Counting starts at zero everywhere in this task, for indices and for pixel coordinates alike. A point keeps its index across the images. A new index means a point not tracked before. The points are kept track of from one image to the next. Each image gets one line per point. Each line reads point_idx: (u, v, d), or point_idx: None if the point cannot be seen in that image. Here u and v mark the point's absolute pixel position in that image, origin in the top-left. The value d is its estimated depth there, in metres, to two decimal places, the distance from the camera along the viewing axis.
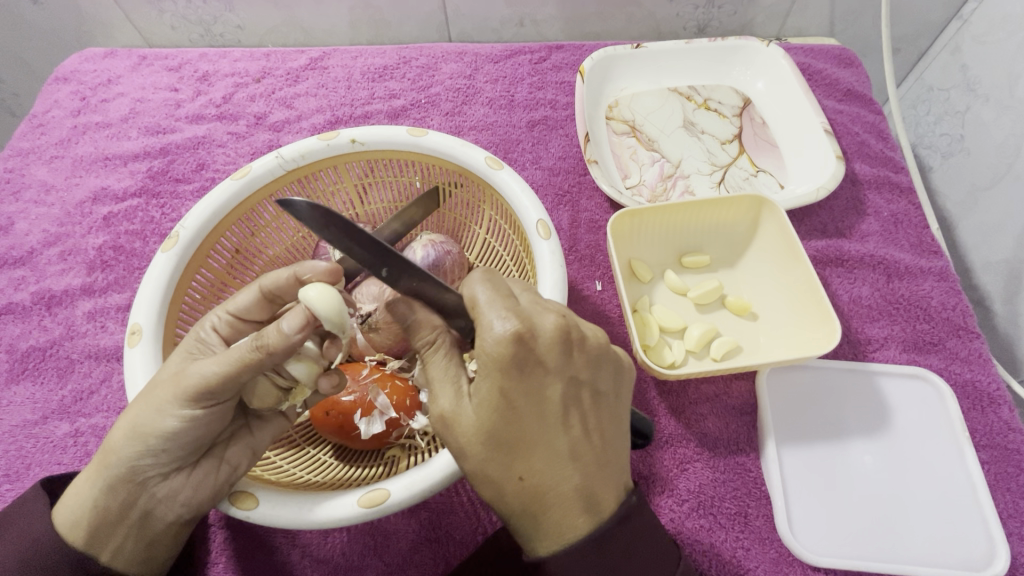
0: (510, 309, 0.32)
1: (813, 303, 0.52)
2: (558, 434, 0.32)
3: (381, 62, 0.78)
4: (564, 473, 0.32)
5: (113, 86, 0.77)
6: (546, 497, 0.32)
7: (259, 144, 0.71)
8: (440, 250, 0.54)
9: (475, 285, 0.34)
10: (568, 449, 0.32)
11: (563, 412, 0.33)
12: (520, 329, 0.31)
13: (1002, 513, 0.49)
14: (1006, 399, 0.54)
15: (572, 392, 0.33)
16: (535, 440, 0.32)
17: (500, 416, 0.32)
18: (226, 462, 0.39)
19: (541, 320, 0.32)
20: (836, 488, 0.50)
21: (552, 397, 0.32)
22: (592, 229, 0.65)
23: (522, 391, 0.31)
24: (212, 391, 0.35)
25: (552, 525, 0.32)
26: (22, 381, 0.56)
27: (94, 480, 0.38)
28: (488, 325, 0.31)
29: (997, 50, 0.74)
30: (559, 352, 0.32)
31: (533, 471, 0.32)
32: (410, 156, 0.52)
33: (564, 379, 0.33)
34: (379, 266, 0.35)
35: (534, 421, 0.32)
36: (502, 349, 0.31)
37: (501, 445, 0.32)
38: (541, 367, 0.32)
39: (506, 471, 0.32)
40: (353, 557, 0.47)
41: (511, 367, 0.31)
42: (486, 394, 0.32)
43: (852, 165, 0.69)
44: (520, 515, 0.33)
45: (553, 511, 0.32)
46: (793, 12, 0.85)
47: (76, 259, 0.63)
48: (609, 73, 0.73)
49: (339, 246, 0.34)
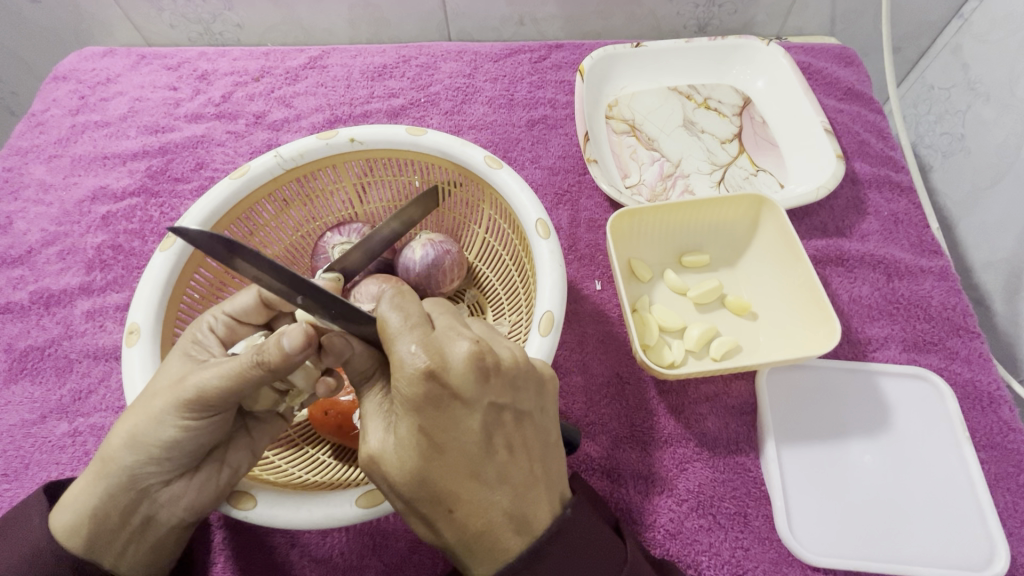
0: (422, 340, 0.31)
1: (813, 302, 0.52)
2: (483, 463, 0.31)
3: (381, 61, 0.78)
4: (491, 500, 0.31)
5: (112, 85, 0.77)
6: (478, 525, 0.31)
7: (258, 143, 0.71)
8: (439, 250, 0.54)
9: (385, 310, 0.32)
10: (495, 475, 0.31)
11: (485, 441, 0.31)
12: (430, 366, 0.30)
13: (1001, 513, 0.49)
14: (1006, 399, 0.54)
15: (494, 418, 0.31)
16: (458, 472, 0.31)
17: (419, 453, 0.31)
18: (227, 466, 0.39)
19: (454, 348, 0.31)
20: (827, 491, 0.50)
21: (470, 427, 0.31)
22: (592, 228, 0.64)
23: (438, 428, 0.31)
24: (210, 399, 0.35)
25: (481, 553, 0.32)
26: (21, 380, 0.56)
27: (93, 488, 0.37)
28: (402, 359, 0.30)
29: (998, 49, 0.74)
30: (472, 381, 0.30)
31: (461, 502, 0.31)
32: (410, 155, 0.52)
33: (484, 409, 0.31)
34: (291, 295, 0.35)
35: (454, 454, 0.31)
36: (416, 388, 0.30)
37: (426, 480, 0.31)
38: (455, 400, 0.30)
39: (433, 504, 0.32)
40: (352, 557, 0.47)
41: (424, 405, 0.30)
42: (405, 432, 0.31)
43: (853, 164, 0.69)
44: (453, 544, 0.32)
45: (485, 537, 0.31)
46: (793, 11, 0.85)
47: (75, 258, 0.63)
48: (609, 71, 0.73)
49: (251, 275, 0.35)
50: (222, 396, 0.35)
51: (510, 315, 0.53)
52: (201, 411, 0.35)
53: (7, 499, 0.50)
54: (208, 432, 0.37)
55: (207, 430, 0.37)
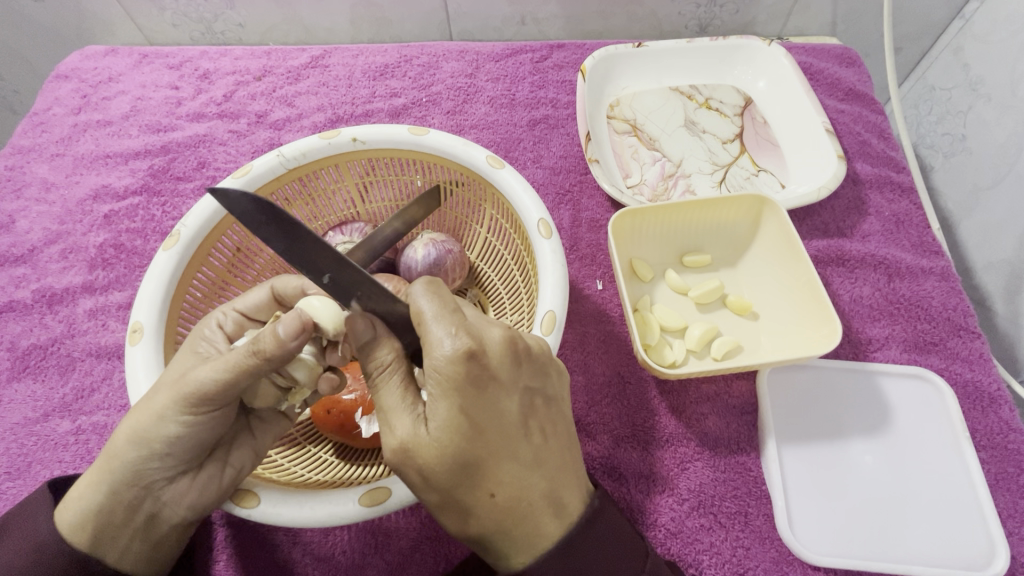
0: (458, 324, 0.31)
1: (814, 302, 0.52)
2: (522, 444, 0.32)
3: (383, 60, 0.78)
4: (531, 480, 0.32)
5: (114, 84, 0.77)
6: (519, 506, 0.31)
7: (259, 143, 0.71)
8: (441, 249, 0.54)
9: (420, 298, 0.32)
10: (531, 457, 0.32)
11: (523, 423, 0.32)
12: (471, 346, 0.30)
13: (1001, 513, 0.50)
14: (1007, 400, 0.55)
15: (528, 401, 0.32)
16: (499, 454, 0.31)
17: (460, 436, 0.30)
18: (230, 465, 0.39)
19: (488, 333, 0.31)
20: (828, 491, 0.50)
21: (508, 408, 0.31)
22: (593, 228, 0.65)
23: (479, 408, 0.30)
24: (212, 394, 0.35)
25: (521, 536, 0.32)
26: (23, 378, 0.56)
27: (97, 485, 0.37)
28: (438, 342, 0.30)
29: (999, 50, 0.74)
30: (509, 362, 0.31)
31: (503, 485, 0.31)
32: (412, 155, 0.52)
33: (519, 391, 0.32)
34: (320, 272, 0.33)
35: (496, 435, 0.31)
36: (457, 368, 0.30)
37: (465, 464, 0.31)
38: (495, 381, 0.31)
39: (475, 490, 0.31)
40: (354, 555, 0.47)
41: (467, 387, 0.30)
42: (445, 415, 0.30)
43: (853, 164, 0.69)
44: (491, 531, 0.32)
45: (526, 519, 0.32)
46: (794, 12, 0.85)
47: (77, 257, 0.63)
48: (611, 71, 0.73)
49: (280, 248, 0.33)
50: (224, 390, 0.35)
51: (512, 315, 0.54)
52: (203, 406, 0.35)
53: (9, 498, 0.50)
54: (210, 428, 0.37)
55: (209, 426, 0.37)
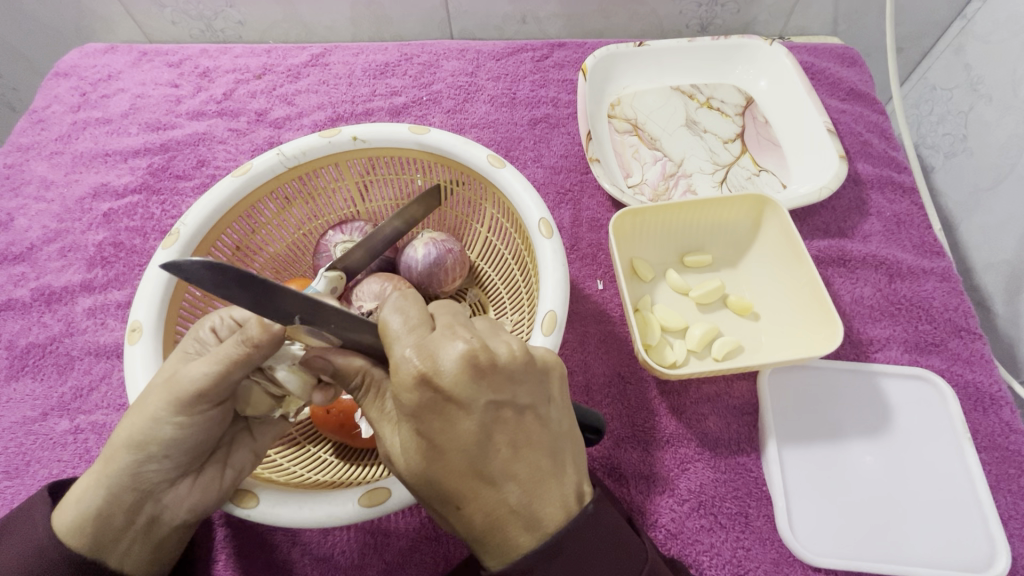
0: (414, 345, 0.31)
1: (815, 302, 0.52)
2: (485, 461, 0.31)
3: (383, 59, 0.77)
4: (496, 496, 0.31)
5: (113, 81, 0.77)
6: (486, 521, 0.31)
7: (259, 141, 0.71)
8: (441, 248, 0.53)
9: (388, 315, 0.33)
10: (497, 473, 0.31)
11: (485, 441, 0.30)
12: (421, 370, 0.30)
13: (1003, 514, 0.49)
14: (1008, 401, 0.55)
15: (493, 417, 0.31)
16: (461, 471, 0.31)
17: (425, 455, 0.31)
18: (230, 467, 0.40)
19: (445, 351, 0.30)
20: (827, 492, 0.50)
21: (470, 427, 0.30)
22: (593, 228, 0.64)
23: (435, 430, 0.30)
24: (208, 390, 0.35)
25: (493, 546, 0.32)
26: (22, 377, 0.56)
27: (95, 489, 0.38)
28: (398, 363, 0.31)
29: (1001, 50, 0.73)
30: (467, 382, 0.30)
31: (468, 499, 0.31)
32: (412, 154, 0.52)
33: (481, 409, 0.30)
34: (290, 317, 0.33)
35: (456, 455, 0.31)
36: (412, 395, 0.30)
37: (432, 477, 0.32)
38: (452, 402, 0.30)
39: (447, 501, 0.32)
40: (353, 555, 0.47)
41: (423, 410, 0.30)
42: (409, 435, 0.32)
43: (855, 164, 0.69)
44: (468, 536, 0.33)
45: (494, 532, 0.31)
46: (796, 11, 0.85)
47: (76, 255, 0.63)
48: (612, 70, 0.72)
49: (247, 303, 0.32)
50: (217, 383, 0.35)
51: (512, 314, 0.53)
52: (200, 403, 0.36)
53: (8, 496, 0.50)
54: (204, 427, 0.37)
55: (205, 423, 0.37)
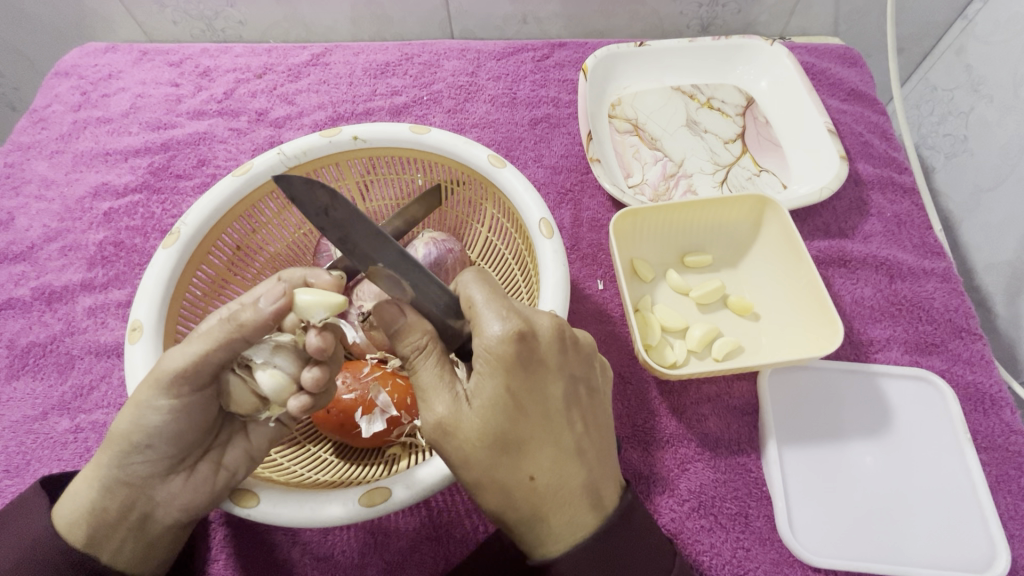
0: (507, 307, 0.33)
1: (816, 302, 0.52)
2: (563, 432, 0.33)
3: (383, 58, 0.77)
4: (571, 470, 0.33)
5: (113, 81, 0.77)
6: (556, 494, 0.32)
7: (260, 141, 0.71)
8: (442, 248, 0.53)
9: (469, 285, 0.34)
10: (573, 446, 0.33)
11: (565, 410, 0.33)
12: (521, 327, 0.32)
13: (1003, 515, 0.49)
14: (1008, 401, 0.55)
15: (571, 389, 0.34)
16: (542, 440, 0.32)
17: (505, 415, 0.32)
18: (224, 467, 0.40)
19: (538, 320, 0.33)
20: (829, 494, 0.50)
21: (554, 393, 0.33)
22: (594, 228, 0.64)
23: (525, 390, 0.32)
24: (192, 373, 0.35)
25: (557, 525, 0.33)
26: (22, 376, 0.56)
27: (90, 482, 0.38)
28: (488, 324, 0.32)
29: (1003, 50, 0.73)
30: (557, 349, 0.33)
31: (543, 469, 0.32)
32: (413, 154, 0.52)
33: (564, 375, 0.33)
34: (374, 260, 0.34)
35: (539, 418, 0.32)
36: (507, 348, 0.31)
37: (511, 441, 0.32)
38: (543, 364, 0.33)
39: (515, 473, 0.32)
40: (354, 555, 0.47)
41: (515, 366, 0.32)
42: (491, 393, 0.32)
43: (856, 165, 0.69)
44: (528, 516, 0.33)
45: (564, 508, 0.32)
46: (797, 11, 0.85)
47: (77, 254, 0.63)
48: (612, 70, 0.72)
49: (335, 241, 0.33)
50: (198, 366, 0.35)
51: None
52: (184, 386, 0.36)
53: (8, 495, 0.50)
54: (186, 418, 0.37)
55: (191, 411, 0.37)
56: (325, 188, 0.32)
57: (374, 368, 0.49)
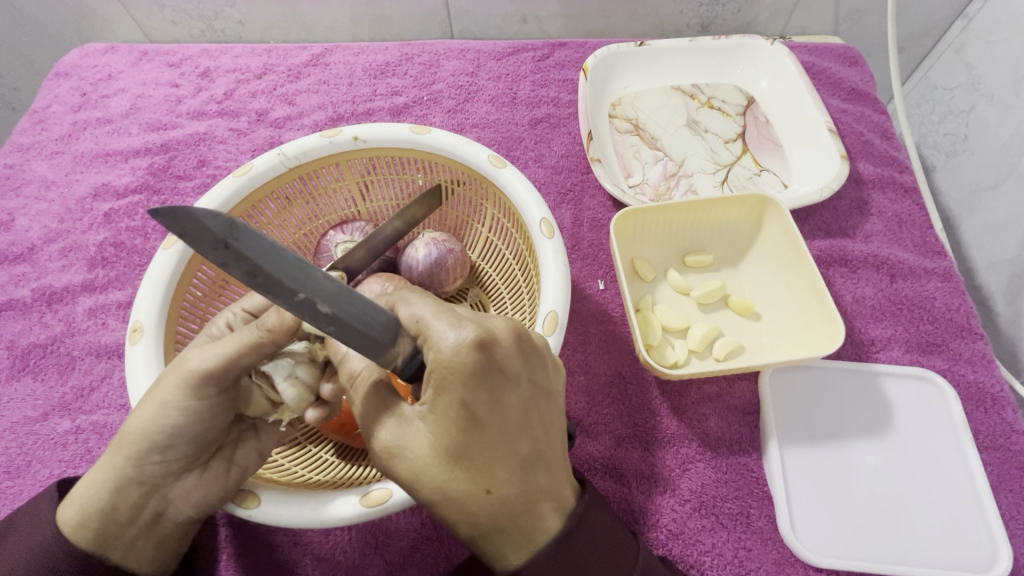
0: (461, 318, 0.32)
1: (816, 302, 0.52)
2: (521, 438, 0.32)
3: (383, 59, 0.77)
4: (530, 476, 0.32)
5: (113, 81, 0.77)
6: (516, 502, 0.32)
7: (260, 141, 0.71)
8: (442, 248, 0.53)
9: (416, 304, 0.33)
10: (531, 452, 0.33)
11: (524, 416, 0.32)
12: (478, 334, 0.31)
13: (1004, 515, 0.49)
14: (1009, 401, 0.54)
15: (529, 394, 0.33)
16: (499, 448, 0.31)
17: (458, 427, 0.31)
18: (236, 465, 0.40)
19: (493, 324, 0.32)
20: (830, 496, 0.50)
21: (512, 401, 0.32)
22: (594, 228, 0.64)
23: (481, 400, 0.31)
24: (217, 374, 0.35)
25: (519, 536, 0.32)
26: (23, 378, 0.56)
27: (102, 482, 0.38)
28: (443, 336, 0.31)
29: (1003, 49, 0.73)
30: (514, 355, 0.32)
31: (500, 480, 0.31)
32: (414, 155, 0.52)
33: (522, 381, 0.32)
34: (294, 290, 0.30)
35: (496, 427, 0.31)
36: (465, 358, 0.30)
37: (465, 453, 0.31)
38: (503, 373, 0.31)
39: (470, 488, 0.31)
40: (355, 555, 0.47)
41: (473, 376, 0.30)
42: (443, 407, 0.31)
43: (856, 164, 0.69)
44: (486, 528, 0.32)
45: (526, 515, 0.32)
46: (797, 10, 0.85)
47: (77, 255, 0.63)
48: (612, 70, 0.72)
49: (240, 273, 0.29)
50: (226, 367, 0.35)
51: (512, 313, 0.54)
52: (208, 387, 0.36)
53: (9, 496, 0.50)
54: (208, 419, 0.37)
55: (211, 412, 0.37)
56: (223, 215, 0.28)
57: None
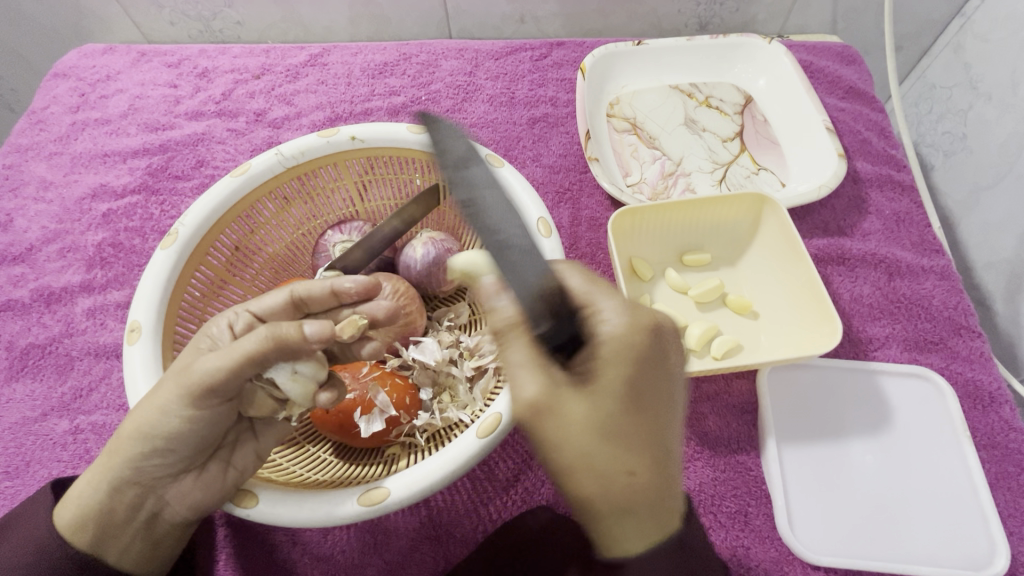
0: (626, 304, 0.33)
1: (814, 300, 0.52)
2: (669, 434, 0.32)
3: (382, 59, 0.77)
4: (670, 475, 0.31)
5: (112, 82, 0.77)
6: (653, 497, 0.30)
7: (258, 141, 0.71)
8: (440, 247, 0.54)
9: (575, 277, 0.35)
10: (672, 448, 0.32)
11: (671, 414, 0.33)
12: (643, 320, 0.32)
13: (1002, 513, 0.49)
14: (1007, 399, 0.54)
15: (673, 392, 0.33)
16: (650, 436, 0.30)
17: (619, 402, 0.30)
18: (233, 467, 0.39)
19: (655, 316, 0.34)
20: (829, 494, 0.50)
21: (664, 391, 0.32)
22: (592, 227, 0.64)
23: (645, 379, 0.31)
24: (220, 385, 0.35)
25: (642, 530, 0.30)
26: (22, 378, 0.56)
27: (98, 483, 0.38)
28: (609, 317, 0.32)
29: (1001, 48, 0.73)
30: (670, 350, 0.34)
31: (645, 468, 0.29)
32: (413, 154, 0.52)
33: (672, 377, 0.33)
34: (493, 223, 0.36)
35: (652, 413, 0.31)
36: (633, 336, 0.31)
37: (621, 428, 0.29)
38: (663, 364, 0.32)
39: (617, 466, 0.29)
40: (354, 554, 0.47)
41: (642, 356, 0.31)
42: (612, 379, 0.30)
43: (854, 163, 0.69)
44: (616, 514, 0.30)
45: (659, 513, 0.30)
46: (795, 9, 0.85)
47: (76, 256, 0.63)
48: (610, 70, 0.72)
49: (460, 197, 0.38)
50: (229, 380, 0.35)
51: None
52: (212, 397, 0.36)
53: (8, 496, 0.50)
54: (209, 424, 0.37)
55: (215, 419, 0.37)
56: (467, 142, 0.41)
57: (373, 368, 0.50)
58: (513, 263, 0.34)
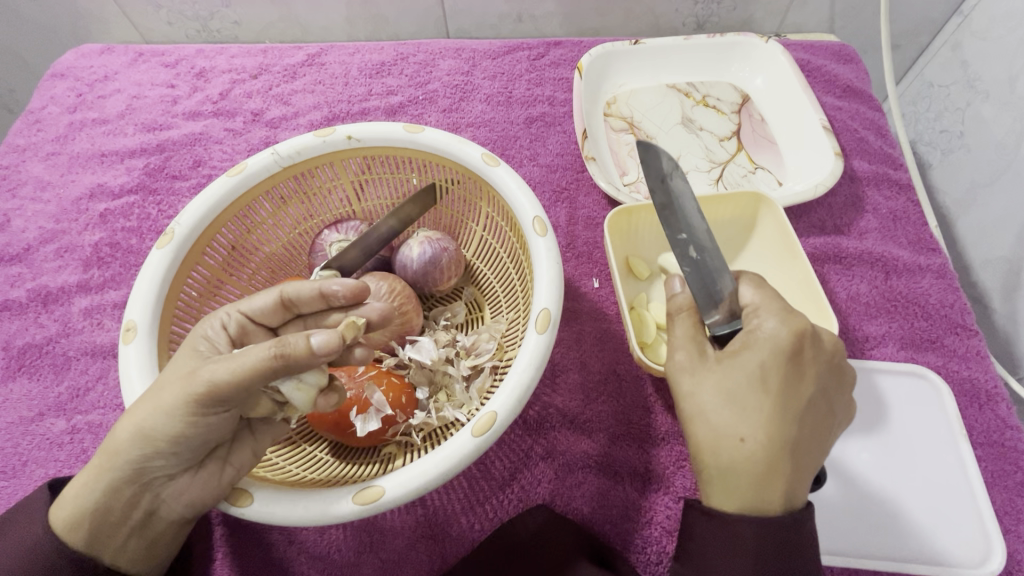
0: (788, 312, 0.36)
1: (810, 299, 0.52)
2: (792, 426, 0.34)
3: (379, 58, 0.77)
4: (788, 458, 0.34)
5: (109, 82, 0.77)
6: (761, 466, 0.33)
7: (256, 141, 0.71)
8: (437, 247, 0.54)
9: (746, 284, 0.39)
10: (795, 440, 0.34)
11: (806, 415, 0.34)
12: (801, 328, 0.35)
13: (998, 511, 0.50)
14: (1004, 397, 0.54)
15: (818, 399, 0.35)
16: (770, 416, 0.34)
17: (745, 378, 0.34)
18: (231, 465, 0.39)
19: (820, 331, 0.36)
20: (826, 492, 0.50)
21: (801, 390, 0.34)
22: (589, 226, 0.64)
23: (779, 370, 0.34)
24: (224, 393, 0.35)
25: (739, 489, 0.34)
26: (18, 378, 0.56)
27: (94, 483, 0.38)
28: (764, 322, 0.36)
29: (998, 46, 0.73)
30: (822, 365, 0.35)
31: (756, 438, 0.33)
32: (408, 153, 0.52)
33: (817, 384, 0.35)
34: (679, 230, 0.40)
35: (777, 400, 0.34)
36: (788, 338, 0.35)
37: (742, 398, 0.34)
38: (805, 366, 0.35)
39: (730, 428, 0.34)
40: (349, 553, 0.47)
41: (783, 353, 0.34)
42: (745, 362, 0.35)
43: (851, 161, 0.69)
44: (720, 469, 0.34)
45: (763, 485, 0.33)
46: (793, 9, 0.85)
47: (72, 256, 0.63)
48: (607, 69, 0.72)
49: (658, 202, 0.42)
50: (234, 390, 0.34)
51: (507, 311, 0.54)
52: (216, 405, 0.35)
53: (5, 495, 0.50)
54: (214, 429, 0.37)
55: (219, 424, 0.37)
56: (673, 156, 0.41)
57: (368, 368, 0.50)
58: (707, 268, 0.40)
